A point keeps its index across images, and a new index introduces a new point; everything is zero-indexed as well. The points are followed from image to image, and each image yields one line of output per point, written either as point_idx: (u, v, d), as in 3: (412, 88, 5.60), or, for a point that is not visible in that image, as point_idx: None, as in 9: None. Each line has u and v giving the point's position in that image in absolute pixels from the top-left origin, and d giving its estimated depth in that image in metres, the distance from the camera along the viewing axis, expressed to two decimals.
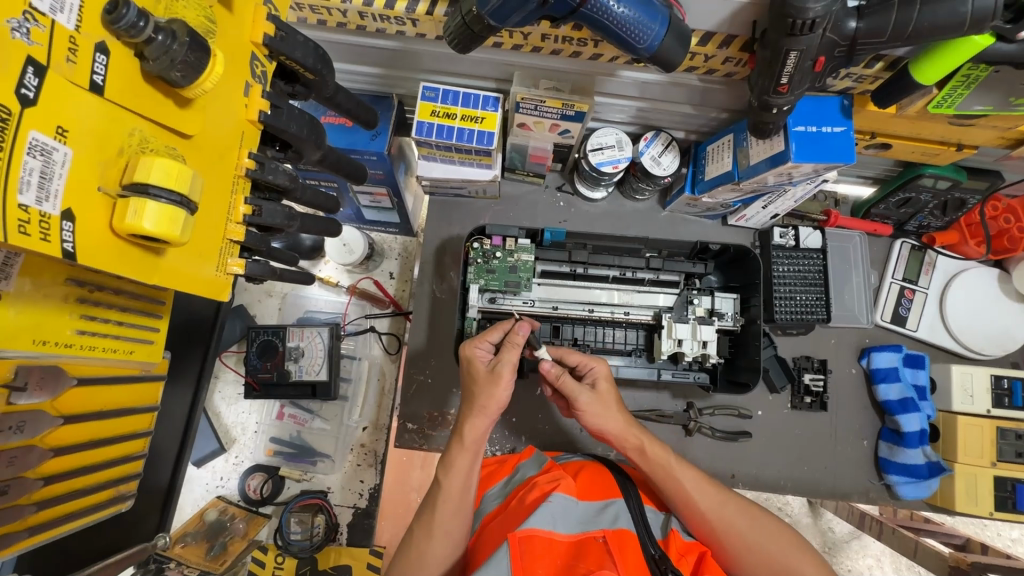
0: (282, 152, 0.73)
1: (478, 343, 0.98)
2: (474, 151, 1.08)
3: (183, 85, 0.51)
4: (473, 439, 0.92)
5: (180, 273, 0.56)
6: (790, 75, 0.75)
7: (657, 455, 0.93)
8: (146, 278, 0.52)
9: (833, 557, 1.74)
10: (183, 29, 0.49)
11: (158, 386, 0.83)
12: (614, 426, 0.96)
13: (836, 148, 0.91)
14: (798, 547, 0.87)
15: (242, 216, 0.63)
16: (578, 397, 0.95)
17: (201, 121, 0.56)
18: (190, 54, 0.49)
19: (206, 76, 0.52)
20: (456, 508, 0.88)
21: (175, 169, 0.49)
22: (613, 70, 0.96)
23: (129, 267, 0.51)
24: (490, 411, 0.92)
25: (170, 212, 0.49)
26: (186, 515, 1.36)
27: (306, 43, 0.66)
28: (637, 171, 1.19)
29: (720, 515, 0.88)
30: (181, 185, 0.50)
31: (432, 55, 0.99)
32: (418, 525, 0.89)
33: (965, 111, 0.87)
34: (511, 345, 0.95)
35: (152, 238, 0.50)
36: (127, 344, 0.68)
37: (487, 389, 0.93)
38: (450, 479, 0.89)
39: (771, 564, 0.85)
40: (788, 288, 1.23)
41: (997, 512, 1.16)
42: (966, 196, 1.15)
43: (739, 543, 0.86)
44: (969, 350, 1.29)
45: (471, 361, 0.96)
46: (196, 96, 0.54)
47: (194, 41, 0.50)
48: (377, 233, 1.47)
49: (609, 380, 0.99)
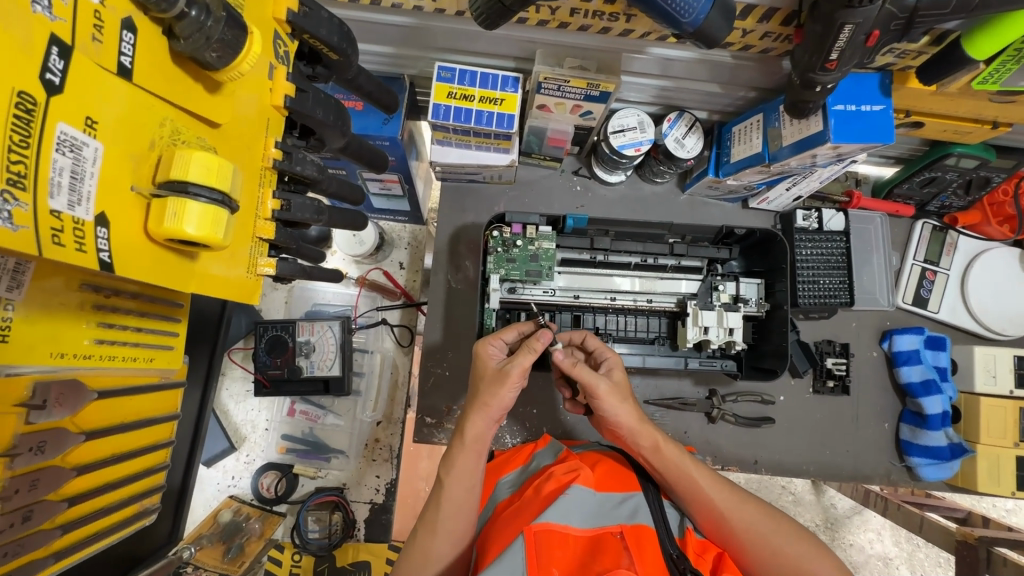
0: (303, 139, 0.67)
1: (492, 340, 0.96)
2: (492, 135, 1.04)
3: (217, 67, 0.46)
4: (473, 438, 0.89)
5: (214, 277, 0.52)
6: (841, 50, 0.71)
7: (672, 456, 0.90)
8: (182, 285, 0.48)
9: (838, 533, 1.76)
10: (216, 3, 0.44)
11: (178, 394, 0.79)
12: (629, 419, 0.92)
13: (875, 128, 0.88)
14: (819, 550, 0.82)
15: (271, 211, 0.58)
16: (597, 384, 0.91)
17: (230, 108, 0.51)
18: (226, 31, 0.44)
19: (242, 57, 0.47)
20: (461, 509, 0.85)
21: (215, 163, 0.45)
22: (643, 47, 0.91)
23: (166, 275, 0.46)
24: (492, 410, 0.90)
25: (212, 213, 0.45)
26: (199, 516, 1.33)
27: (331, 19, 0.60)
28: (659, 153, 1.15)
29: (739, 516, 0.84)
30: (221, 182, 0.45)
31: (449, 32, 0.92)
32: (422, 523, 0.86)
33: (1010, 87, 0.84)
34: (527, 349, 0.91)
35: (191, 242, 0.45)
36: (147, 351, 0.64)
37: (491, 388, 0.90)
38: (452, 479, 0.86)
39: (796, 566, 0.81)
40: (811, 271, 1.22)
41: (1019, 491, 1.16)
42: (992, 174, 1.13)
43: (760, 544, 0.83)
44: (989, 331, 1.28)
45: (481, 358, 0.94)
46: (229, 80, 0.49)
47: (230, 17, 0.45)
48: (386, 221, 1.42)
49: (624, 372, 0.97)
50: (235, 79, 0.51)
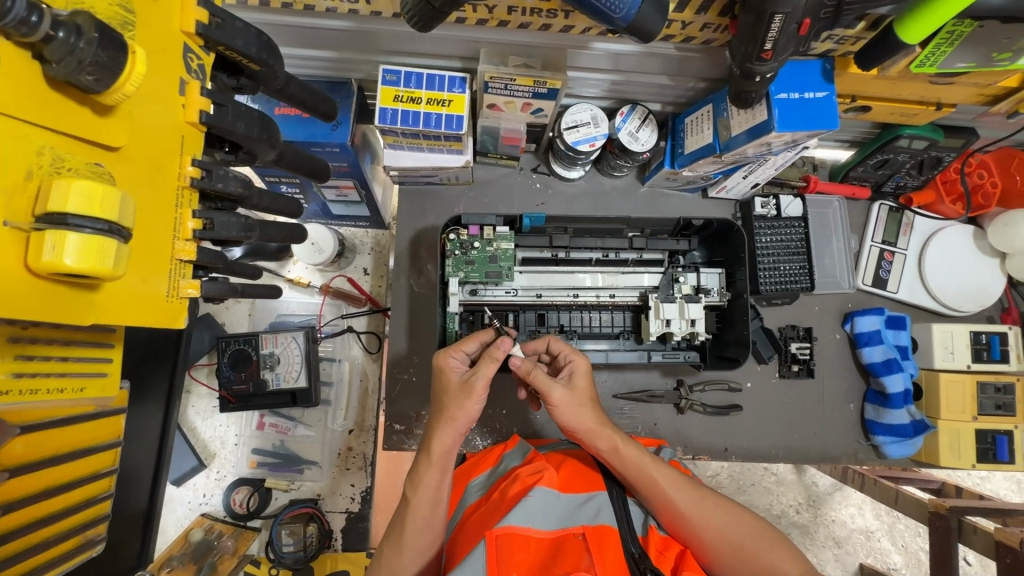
0: (233, 154, 0.66)
1: (454, 352, 0.95)
2: (443, 137, 1.02)
3: (99, 89, 0.44)
4: (440, 454, 0.87)
5: (122, 308, 0.50)
6: (774, 40, 0.71)
7: (631, 456, 0.90)
8: (80, 319, 0.47)
9: (820, 510, 1.79)
10: (89, 23, 0.42)
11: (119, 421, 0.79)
12: (587, 423, 0.93)
13: (819, 115, 0.88)
14: (777, 542, 0.85)
15: (192, 231, 0.57)
16: (552, 390, 0.93)
17: (127, 129, 0.49)
18: (101, 53, 0.42)
19: (126, 78, 0.45)
20: (427, 525, 0.84)
21: (98, 192, 0.43)
22: (587, 42, 0.90)
23: (57, 310, 0.45)
24: (459, 424, 0.89)
25: (95, 244, 0.43)
26: (170, 536, 1.31)
27: (248, 29, 0.59)
28: (614, 147, 1.15)
29: (699, 515, 0.85)
30: (106, 211, 0.44)
31: (391, 34, 0.91)
32: (388, 543, 0.85)
33: (947, 69, 0.85)
34: (489, 359, 0.90)
35: (78, 274, 0.44)
36: (76, 381, 0.61)
37: (458, 402, 0.89)
38: (419, 496, 0.85)
39: (755, 562, 0.83)
40: (772, 257, 1.22)
41: (979, 463, 1.20)
42: (942, 154, 1.15)
43: (720, 541, 0.84)
44: (947, 308, 1.30)
45: (444, 371, 0.93)
46: (118, 102, 0.47)
47: (106, 37, 0.43)
48: (348, 227, 1.40)
49: (587, 377, 0.97)
50: (128, 98, 0.49)
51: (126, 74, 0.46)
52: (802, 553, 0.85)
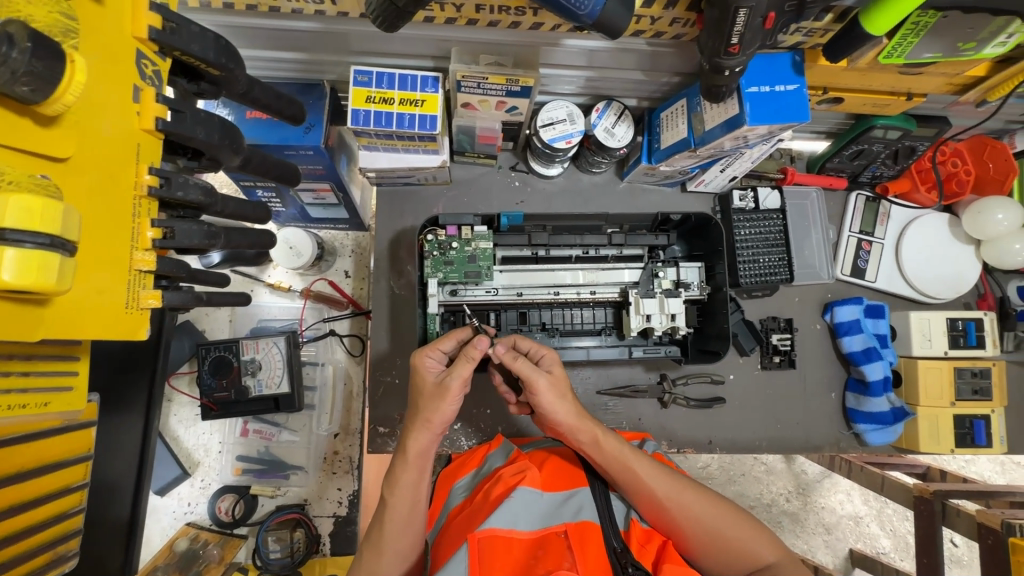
0: (195, 160, 0.65)
1: (430, 352, 0.93)
2: (417, 137, 1.01)
3: (37, 101, 0.44)
4: (416, 454, 0.88)
5: (77, 321, 0.50)
6: (740, 34, 0.71)
7: (611, 448, 0.90)
8: (31, 335, 0.47)
9: (809, 497, 1.81)
10: (23, 32, 0.41)
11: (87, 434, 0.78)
12: (565, 416, 0.93)
13: (790, 107, 0.88)
14: (754, 528, 0.87)
15: (151, 240, 0.57)
16: (537, 379, 0.91)
17: (75, 138, 0.49)
18: (36, 62, 0.41)
19: (65, 87, 0.45)
20: (407, 527, 0.85)
21: (38, 205, 0.42)
22: (557, 39, 0.90)
23: (6, 325, 0.45)
24: (435, 426, 0.88)
25: (37, 259, 0.43)
26: (156, 546, 1.30)
27: (205, 34, 0.58)
28: (591, 143, 1.14)
29: (679, 504, 0.86)
30: (48, 224, 0.43)
31: (360, 35, 0.90)
32: (367, 546, 0.85)
33: (915, 59, 0.86)
34: (466, 358, 0.89)
35: (22, 290, 0.44)
36: (39, 397, 0.60)
37: (433, 404, 0.88)
38: (397, 496, 0.85)
39: (732, 547, 0.85)
40: (751, 250, 1.23)
41: (957, 447, 1.22)
42: (915, 143, 1.16)
43: (699, 528, 0.86)
44: (924, 296, 1.32)
45: (420, 371, 0.92)
46: (61, 112, 0.46)
47: (41, 45, 0.42)
48: (327, 230, 1.39)
49: (561, 366, 0.97)
50: (73, 106, 0.48)
51: (65, 83, 0.45)
52: (779, 536, 0.88)
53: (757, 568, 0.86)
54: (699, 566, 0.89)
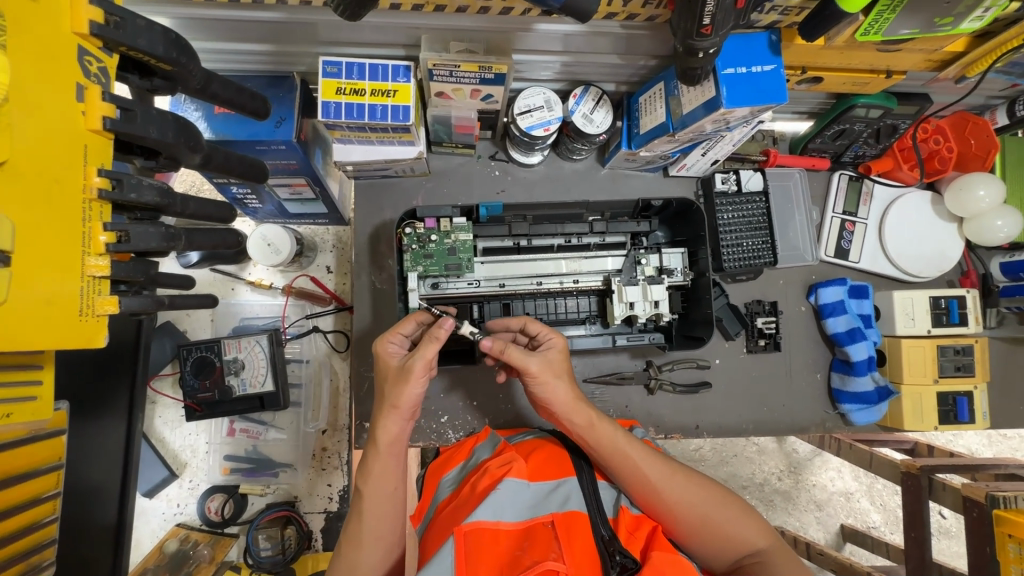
0: (153, 160, 0.63)
1: (392, 337, 0.94)
2: (390, 129, 0.99)
3: None
4: (388, 443, 0.86)
5: (15, 329, 0.50)
6: (712, 14, 0.70)
7: (605, 432, 0.90)
8: None
9: (800, 475, 1.83)
10: None
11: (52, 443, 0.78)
12: (563, 396, 0.92)
13: (767, 89, 0.87)
14: (744, 512, 0.88)
15: (104, 245, 0.56)
16: (529, 364, 0.91)
17: (7, 141, 0.48)
18: None
19: None
20: (385, 519, 0.84)
21: None
22: (529, 24, 0.88)
23: None
24: (403, 411, 0.87)
25: None
26: (146, 548, 1.30)
27: (152, 28, 0.55)
28: (570, 130, 1.12)
29: (670, 488, 0.86)
30: None
31: (326, 24, 0.87)
32: (345, 539, 0.85)
33: (892, 36, 0.84)
34: (430, 340, 0.87)
35: None
36: (2, 408, 0.58)
37: (397, 388, 0.87)
38: (371, 486, 0.85)
39: (722, 532, 0.85)
40: (734, 234, 1.22)
41: (941, 424, 1.23)
42: (898, 121, 1.15)
43: (691, 513, 0.86)
44: (908, 274, 1.32)
45: (384, 357, 0.92)
46: None
47: None
48: (307, 225, 1.37)
49: (563, 353, 0.96)
50: (1, 107, 0.47)
51: None
52: (767, 521, 0.89)
53: (747, 553, 0.86)
54: (689, 553, 0.89)
